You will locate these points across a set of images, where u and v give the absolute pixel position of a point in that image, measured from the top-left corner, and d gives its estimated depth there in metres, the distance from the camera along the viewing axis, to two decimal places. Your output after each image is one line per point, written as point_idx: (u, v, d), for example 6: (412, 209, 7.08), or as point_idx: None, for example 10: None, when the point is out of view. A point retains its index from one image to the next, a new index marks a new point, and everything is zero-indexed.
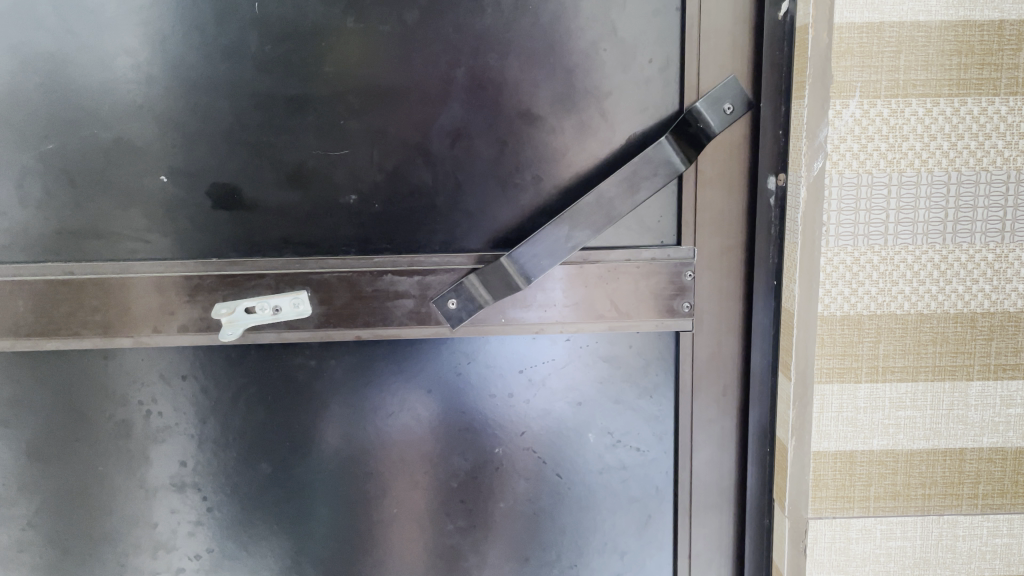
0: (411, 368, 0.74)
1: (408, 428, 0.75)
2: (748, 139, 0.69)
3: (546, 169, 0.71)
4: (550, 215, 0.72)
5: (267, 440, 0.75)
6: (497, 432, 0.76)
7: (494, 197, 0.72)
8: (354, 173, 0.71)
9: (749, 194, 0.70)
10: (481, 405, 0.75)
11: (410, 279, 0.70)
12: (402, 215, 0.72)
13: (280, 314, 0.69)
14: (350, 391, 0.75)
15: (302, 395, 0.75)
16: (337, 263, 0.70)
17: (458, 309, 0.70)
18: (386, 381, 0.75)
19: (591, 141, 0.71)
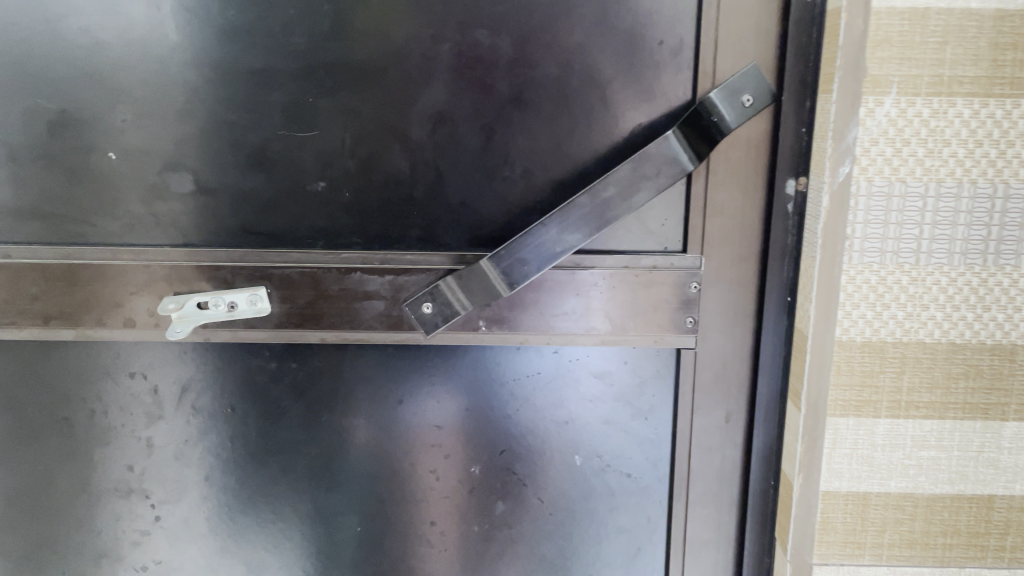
0: (381, 378, 0.67)
1: (375, 440, 0.68)
2: (770, 136, 0.61)
3: (537, 162, 0.64)
4: (541, 212, 0.65)
5: (221, 449, 0.68)
6: (473, 450, 0.69)
7: (477, 191, 0.64)
8: (323, 158, 0.64)
9: (767, 197, 0.62)
10: (458, 419, 0.68)
11: (382, 279, 0.63)
12: (375, 207, 0.65)
13: (236, 311, 0.63)
14: (313, 399, 0.68)
15: (260, 400, 0.67)
16: (301, 257, 0.64)
17: (434, 314, 0.63)
18: (354, 390, 0.67)
19: (588, 132, 0.63)
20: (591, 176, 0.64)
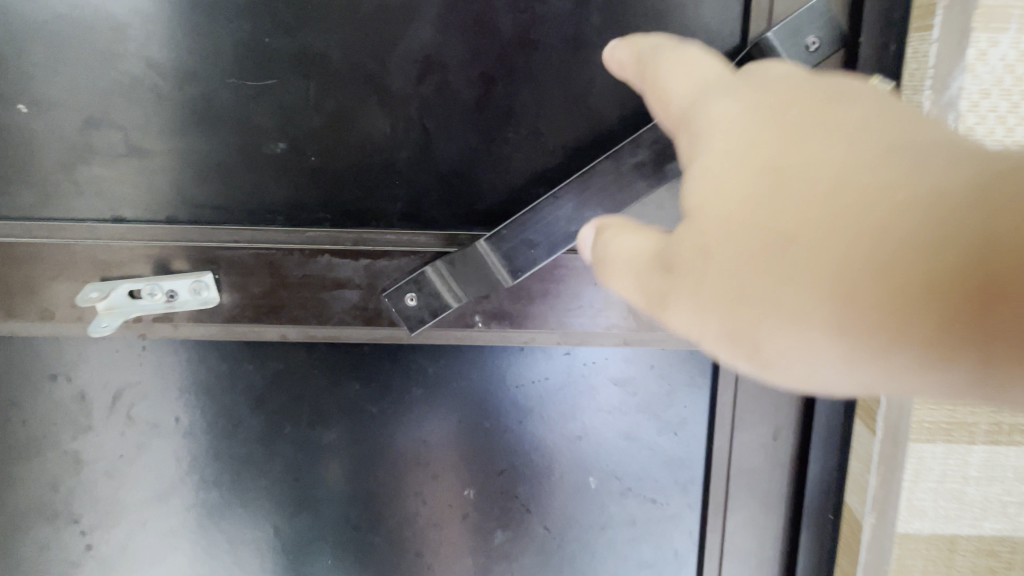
0: (357, 382, 0.55)
1: (348, 458, 0.57)
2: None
3: (547, 121, 0.51)
4: (551, 183, 0.53)
5: (166, 467, 0.57)
6: (468, 471, 0.57)
7: (472, 156, 0.52)
8: (282, 113, 0.51)
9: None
10: (449, 433, 0.57)
11: (356, 263, 0.51)
12: (348, 174, 0.53)
13: (177, 302, 0.51)
14: (274, 409, 0.56)
15: (210, 410, 0.56)
16: (256, 235, 0.52)
17: (419, 308, 0.51)
18: (322, 398, 0.56)
19: (611, 84, 0.50)
20: (615, 138, 0.51)
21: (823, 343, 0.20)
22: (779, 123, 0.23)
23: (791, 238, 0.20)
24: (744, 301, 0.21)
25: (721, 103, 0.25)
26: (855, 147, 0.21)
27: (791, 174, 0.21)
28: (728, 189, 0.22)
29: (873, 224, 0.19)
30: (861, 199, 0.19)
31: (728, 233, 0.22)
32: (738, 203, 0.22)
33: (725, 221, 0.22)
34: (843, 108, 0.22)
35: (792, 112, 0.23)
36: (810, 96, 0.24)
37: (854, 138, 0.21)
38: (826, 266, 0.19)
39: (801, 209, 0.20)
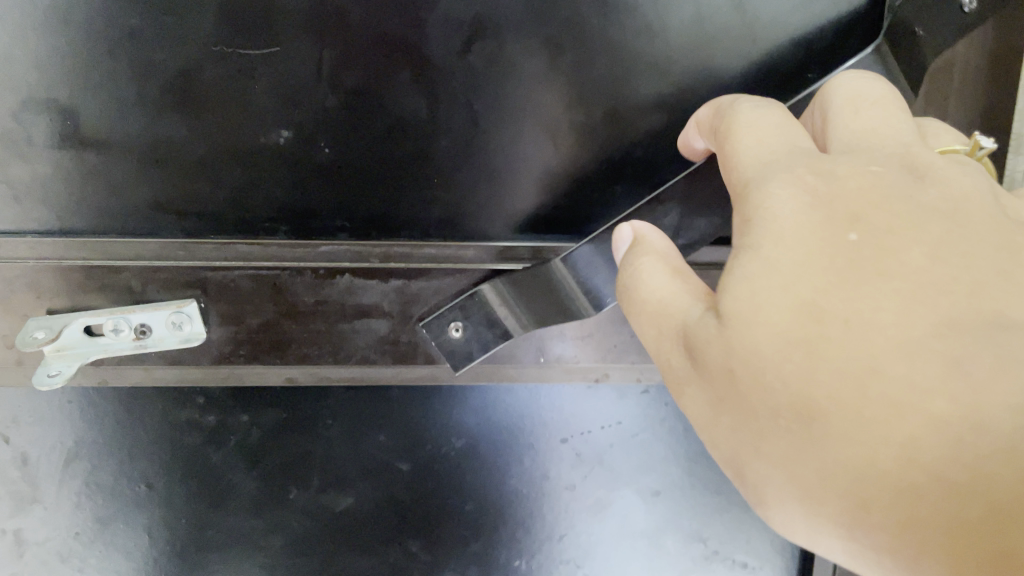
0: (389, 427, 0.47)
1: (374, 527, 0.47)
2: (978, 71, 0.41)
3: (627, 102, 0.41)
4: (623, 180, 0.43)
5: (131, 545, 0.45)
6: (521, 538, 0.48)
7: (531, 148, 0.41)
8: (284, 92, 0.39)
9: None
10: (502, 492, 0.47)
11: (385, 286, 0.40)
12: (371, 172, 0.41)
13: (151, 339, 0.40)
14: (280, 467, 0.46)
15: (195, 471, 0.45)
16: (254, 250, 0.40)
17: (467, 339, 0.41)
18: (341, 451, 0.46)
19: (709, 55, 0.40)
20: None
21: (819, 508, 0.23)
22: (852, 253, 0.24)
23: (819, 416, 0.23)
24: (755, 417, 0.24)
25: (780, 210, 0.26)
26: (902, 337, 0.22)
27: (829, 316, 0.24)
28: (762, 324, 0.24)
29: (905, 443, 0.21)
30: (894, 403, 0.22)
31: (758, 370, 0.24)
32: (773, 352, 0.24)
33: (763, 377, 0.24)
34: (900, 259, 0.24)
35: (845, 256, 0.24)
36: (862, 252, 0.24)
37: (904, 307, 0.23)
38: (849, 458, 0.22)
39: (833, 386, 0.23)
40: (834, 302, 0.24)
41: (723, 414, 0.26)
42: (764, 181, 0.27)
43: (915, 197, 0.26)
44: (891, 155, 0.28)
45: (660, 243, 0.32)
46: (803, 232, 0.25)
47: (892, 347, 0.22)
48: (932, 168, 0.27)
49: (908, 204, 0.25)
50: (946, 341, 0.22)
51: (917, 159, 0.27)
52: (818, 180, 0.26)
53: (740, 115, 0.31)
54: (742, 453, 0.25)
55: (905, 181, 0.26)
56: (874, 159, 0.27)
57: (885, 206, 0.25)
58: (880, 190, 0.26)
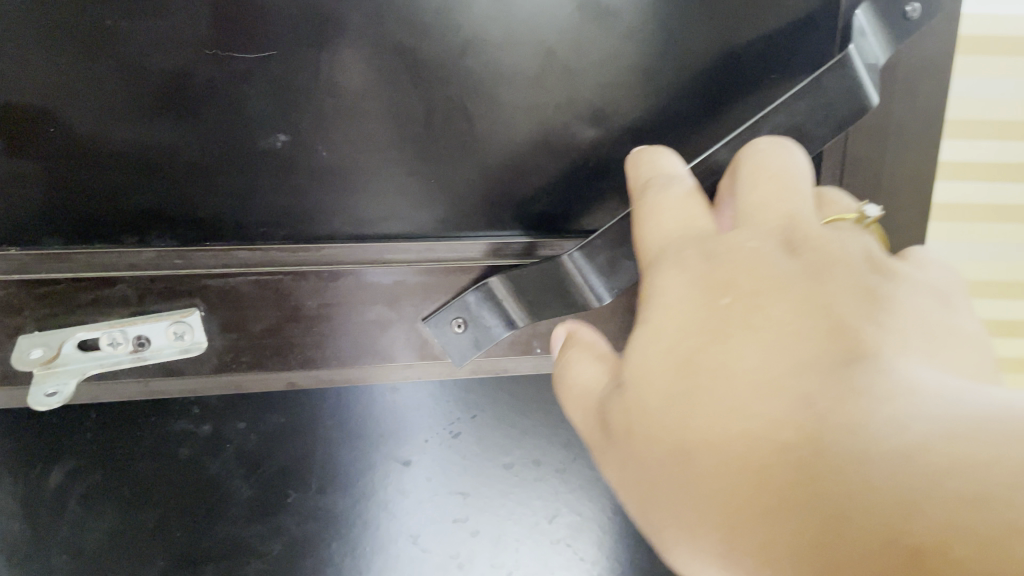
0: (394, 427, 0.54)
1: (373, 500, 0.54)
2: (928, 61, 0.45)
3: (606, 107, 0.44)
4: (602, 175, 0.46)
5: (145, 527, 0.51)
6: (510, 511, 0.56)
7: (517, 149, 0.44)
8: (278, 98, 0.40)
9: (912, 141, 0.47)
10: (472, 476, 0.55)
11: (388, 285, 0.44)
12: (367, 171, 0.43)
13: (150, 350, 0.42)
14: (290, 460, 0.53)
15: (203, 468, 0.52)
16: (262, 255, 0.42)
17: (465, 335, 0.45)
18: (353, 446, 0.54)
19: (682, 61, 0.43)
20: (685, 117, 0.45)
21: (702, 539, 0.26)
22: (722, 312, 0.29)
23: (692, 452, 0.27)
24: (651, 464, 0.28)
25: (673, 288, 0.31)
26: (758, 374, 0.26)
27: (703, 370, 0.28)
28: (656, 384, 0.29)
29: (757, 469, 0.24)
30: (746, 433, 0.25)
31: (653, 423, 0.29)
32: (660, 404, 0.29)
33: (654, 425, 0.29)
34: (765, 314, 0.28)
35: (717, 318, 0.29)
36: (731, 310, 0.29)
37: (762, 354, 0.27)
38: (716, 486, 0.25)
39: (703, 425, 0.27)
40: (706, 356, 0.28)
41: (638, 465, 0.30)
42: (668, 260, 0.33)
43: (783, 265, 0.30)
44: (778, 230, 0.32)
45: (590, 338, 0.39)
46: (687, 304, 0.30)
47: (750, 383, 0.26)
48: (819, 244, 0.31)
49: (777, 272, 0.30)
50: (797, 376, 0.25)
51: (806, 233, 0.31)
52: (705, 260, 0.31)
53: (651, 192, 0.36)
54: (652, 496, 0.29)
55: (781, 256, 0.30)
56: (760, 236, 0.32)
57: (756, 273, 0.30)
58: (755, 262, 0.30)
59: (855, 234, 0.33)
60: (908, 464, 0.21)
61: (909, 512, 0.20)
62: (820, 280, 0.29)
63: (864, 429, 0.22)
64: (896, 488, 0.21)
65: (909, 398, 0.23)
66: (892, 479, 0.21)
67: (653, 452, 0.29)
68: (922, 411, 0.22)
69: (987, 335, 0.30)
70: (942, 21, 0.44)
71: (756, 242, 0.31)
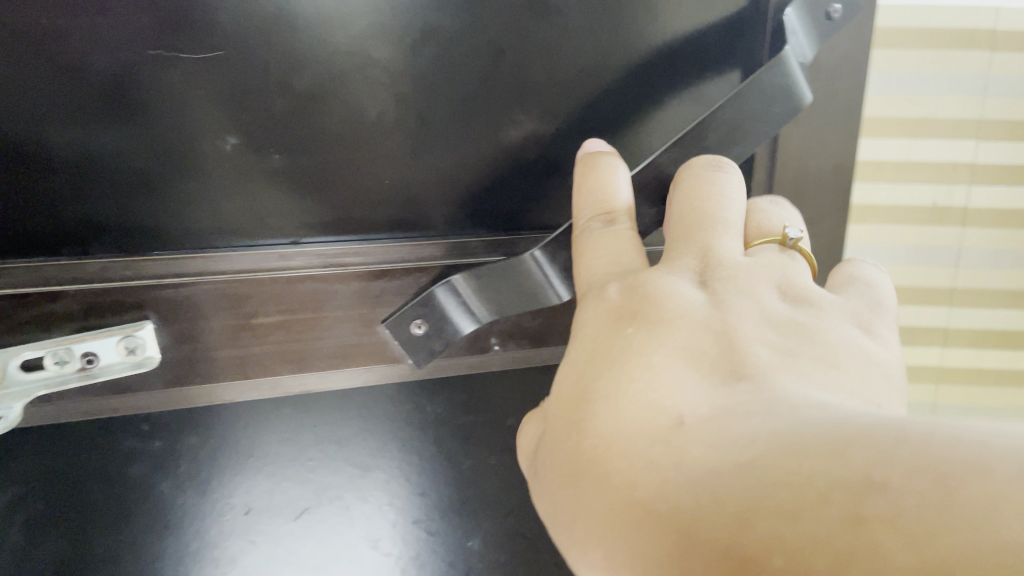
0: (352, 429, 0.53)
1: (329, 504, 0.54)
2: (855, 58, 0.47)
3: (548, 103, 0.46)
4: (546, 172, 0.48)
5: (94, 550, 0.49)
6: (467, 503, 0.57)
7: (464, 146, 0.45)
8: (225, 101, 0.39)
9: (844, 138, 0.49)
10: (427, 473, 0.56)
11: (346, 289, 0.45)
12: (319, 174, 0.43)
13: (100, 367, 0.40)
14: (244, 472, 0.52)
15: (152, 485, 0.50)
16: (215, 259, 0.42)
17: (426, 337, 0.46)
18: (312, 454, 0.53)
19: (619, 58, 0.45)
20: (622, 113, 0.47)
21: (591, 546, 0.28)
22: (628, 341, 0.31)
23: (586, 468, 0.29)
24: (558, 483, 0.30)
25: (591, 324, 0.33)
26: (646, 399, 0.28)
27: (600, 394, 0.30)
28: (564, 408, 0.31)
29: (633, 481, 0.26)
30: (628, 450, 0.27)
31: (560, 445, 0.31)
32: (566, 427, 0.31)
33: (560, 445, 0.31)
34: (662, 343, 0.30)
35: (619, 345, 0.31)
36: (632, 338, 0.31)
37: (654, 378, 0.29)
38: (600, 496, 0.27)
39: (595, 443, 0.29)
40: (603, 379, 0.30)
41: (549, 489, 0.31)
42: (593, 293, 0.35)
43: (686, 297, 0.32)
44: (693, 266, 0.34)
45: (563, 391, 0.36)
46: (597, 335, 0.33)
47: (638, 406, 0.28)
48: (726, 277, 0.33)
49: (680, 303, 0.31)
50: (680, 402, 0.27)
51: (717, 266, 0.34)
52: (623, 293, 0.33)
53: (583, 234, 0.40)
54: (557, 515, 0.30)
55: (691, 290, 0.32)
56: (675, 271, 0.34)
57: (662, 304, 0.32)
58: (665, 295, 0.32)
59: (777, 257, 0.36)
60: (746, 474, 0.22)
61: (746, 526, 0.21)
62: (718, 313, 0.31)
63: (720, 444, 0.24)
64: (746, 496, 0.22)
65: (769, 417, 0.25)
66: (734, 487, 0.22)
67: (559, 475, 0.30)
68: (783, 428, 0.24)
69: (905, 370, 0.33)
70: (864, 20, 0.46)
71: (661, 277, 0.33)
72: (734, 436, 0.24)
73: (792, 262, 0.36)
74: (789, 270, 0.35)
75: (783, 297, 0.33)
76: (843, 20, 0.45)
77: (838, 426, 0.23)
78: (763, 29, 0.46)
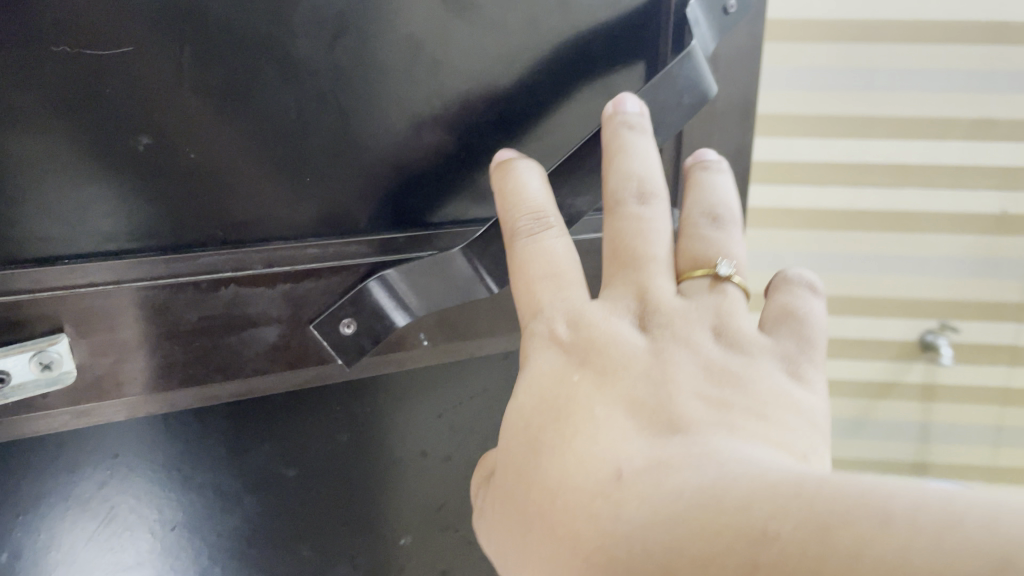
0: (279, 431, 0.52)
1: (257, 506, 0.52)
2: (746, 51, 0.49)
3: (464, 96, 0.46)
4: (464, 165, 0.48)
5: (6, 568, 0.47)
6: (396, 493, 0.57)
7: (386, 142, 0.45)
8: (138, 100, 0.38)
9: (741, 125, 0.52)
10: (356, 468, 0.55)
11: (272, 294, 0.43)
12: (239, 174, 0.42)
13: (12, 387, 0.38)
14: (168, 480, 0.50)
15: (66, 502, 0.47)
16: (132, 265, 0.40)
17: (356, 335, 0.46)
18: (239, 459, 0.51)
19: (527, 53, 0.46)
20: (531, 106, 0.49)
21: None
22: (575, 387, 0.34)
23: (538, 513, 0.32)
24: (513, 520, 0.34)
25: (541, 362, 0.36)
26: (588, 447, 0.32)
27: (547, 440, 0.33)
28: (514, 449, 0.35)
29: (578, 530, 0.30)
30: (573, 499, 0.30)
31: (513, 486, 0.34)
32: (516, 468, 0.34)
33: (514, 486, 0.34)
34: (604, 393, 0.34)
35: (564, 391, 0.34)
36: (577, 386, 0.34)
37: (596, 426, 0.32)
38: (552, 543, 0.31)
39: (544, 489, 0.32)
40: (549, 425, 0.34)
41: (505, 524, 0.35)
42: (536, 329, 0.38)
43: (626, 345, 0.35)
44: (632, 308, 0.38)
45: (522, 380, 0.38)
46: (543, 378, 0.36)
47: (582, 456, 0.32)
48: (665, 323, 0.37)
49: (622, 352, 0.35)
50: (618, 451, 0.31)
51: (655, 310, 0.37)
52: (571, 332, 0.37)
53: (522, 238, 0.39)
54: (515, 549, 0.34)
55: (632, 334, 0.36)
56: (617, 314, 0.37)
57: (607, 351, 0.35)
58: (609, 341, 0.36)
59: (709, 295, 0.39)
60: (671, 530, 0.26)
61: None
62: (658, 362, 0.35)
63: (651, 500, 0.28)
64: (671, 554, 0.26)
65: (692, 471, 0.28)
66: (661, 535, 0.26)
67: (512, 508, 0.34)
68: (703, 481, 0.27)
69: (834, 412, 0.36)
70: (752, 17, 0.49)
71: (603, 323, 0.37)
72: (662, 491, 0.28)
73: (725, 297, 0.39)
74: (723, 307, 0.38)
75: (717, 339, 0.36)
76: (738, 14, 0.47)
77: (746, 478, 0.26)
78: (667, 23, 0.50)
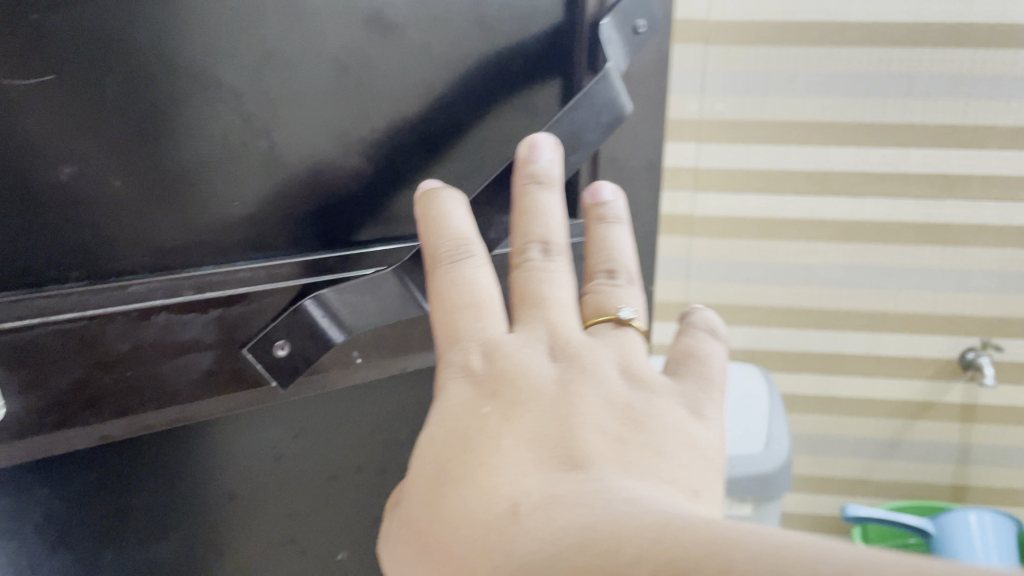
0: (220, 460, 0.50)
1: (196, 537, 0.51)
2: (653, 73, 0.52)
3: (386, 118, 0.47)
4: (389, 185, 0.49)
5: None
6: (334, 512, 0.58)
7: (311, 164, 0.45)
8: (61, 127, 0.37)
9: (649, 143, 0.54)
10: (296, 491, 0.55)
11: (206, 319, 0.44)
12: (165, 202, 0.42)
13: None
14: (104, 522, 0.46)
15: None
16: (57, 297, 0.39)
17: (290, 357, 0.47)
18: (179, 492, 0.49)
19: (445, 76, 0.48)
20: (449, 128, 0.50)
21: None
22: (484, 420, 0.36)
23: (440, 543, 0.33)
24: (418, 549, 0.35)
25: (450, 394, 0.38)
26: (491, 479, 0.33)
27: (454, 471, 0.34)
28: (420, 480, 0.36)
29: (475, 559, 0.31)
30: (472, 532, 0.32)
31: (418, 517, 0.35)
32: (422, 498, 0.35)
33: (418, 516, 0.35)
34: (510, 427, 0.35)
35: (470, 424, 0.36)
36: (485, 419, 0.36)
37: (500, 459, 0.34)
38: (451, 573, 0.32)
39: (447, 520, 0.33)
40: (453, 457, 0.35)
41: (409, 554, 0.35)
42: (449, 360, 0.39)
43: (532, 380, 0.38)
44: (541, 339, 0.40)
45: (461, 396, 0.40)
46: (450, 410, 0.37)
47: (483, 488, 0.33)
48: (573, 354, 0.40)
49: (528, 387, 0.37)
50: (519, 484, 0.33)
51: (563, 345, 0.40)
52: (481, 363, 0.38)
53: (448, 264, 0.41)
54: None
55: (539, 364, 0.39)
56: (527, 344, 0.40)
57: (516, 384, 0.37)
58: (518, 375, 0.38)
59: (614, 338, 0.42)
60: (551, 559, 0.28)
61: None
62: (561, 396, 0.37)
63: (544, 535, 0.29)
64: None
65: (580, 509, 0.30)
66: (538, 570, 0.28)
67: (415, 539, 0.35)
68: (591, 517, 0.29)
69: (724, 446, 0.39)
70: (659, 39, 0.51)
71: (510, 360, 0.38)
72: (554, 525, 0.30)
73: (627, 338, 0.43)
74: (624, 348, 0.42)
75: (622, 376, 0.40)
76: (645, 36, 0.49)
77: (625, 519, 0.28)
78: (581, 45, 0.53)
